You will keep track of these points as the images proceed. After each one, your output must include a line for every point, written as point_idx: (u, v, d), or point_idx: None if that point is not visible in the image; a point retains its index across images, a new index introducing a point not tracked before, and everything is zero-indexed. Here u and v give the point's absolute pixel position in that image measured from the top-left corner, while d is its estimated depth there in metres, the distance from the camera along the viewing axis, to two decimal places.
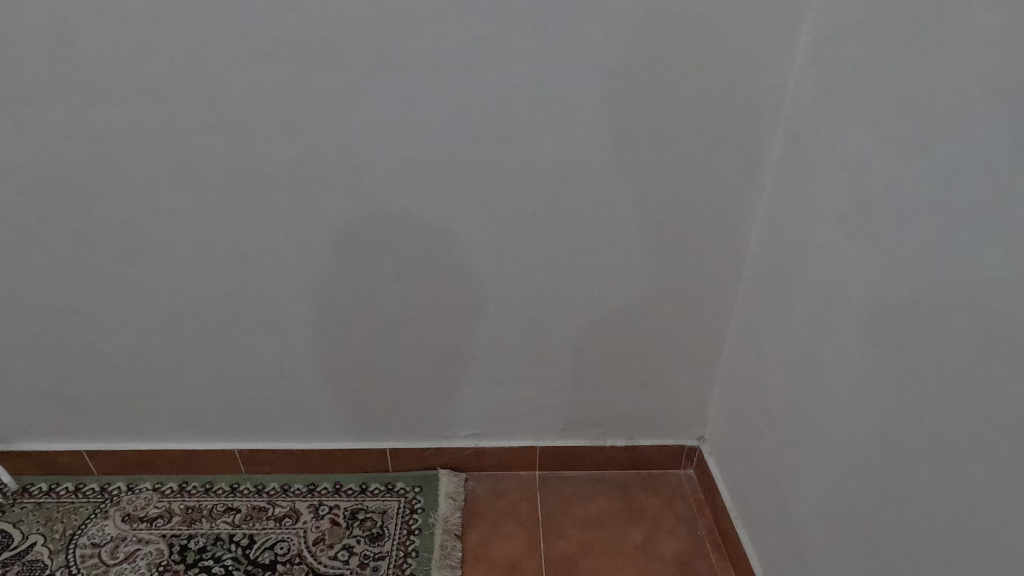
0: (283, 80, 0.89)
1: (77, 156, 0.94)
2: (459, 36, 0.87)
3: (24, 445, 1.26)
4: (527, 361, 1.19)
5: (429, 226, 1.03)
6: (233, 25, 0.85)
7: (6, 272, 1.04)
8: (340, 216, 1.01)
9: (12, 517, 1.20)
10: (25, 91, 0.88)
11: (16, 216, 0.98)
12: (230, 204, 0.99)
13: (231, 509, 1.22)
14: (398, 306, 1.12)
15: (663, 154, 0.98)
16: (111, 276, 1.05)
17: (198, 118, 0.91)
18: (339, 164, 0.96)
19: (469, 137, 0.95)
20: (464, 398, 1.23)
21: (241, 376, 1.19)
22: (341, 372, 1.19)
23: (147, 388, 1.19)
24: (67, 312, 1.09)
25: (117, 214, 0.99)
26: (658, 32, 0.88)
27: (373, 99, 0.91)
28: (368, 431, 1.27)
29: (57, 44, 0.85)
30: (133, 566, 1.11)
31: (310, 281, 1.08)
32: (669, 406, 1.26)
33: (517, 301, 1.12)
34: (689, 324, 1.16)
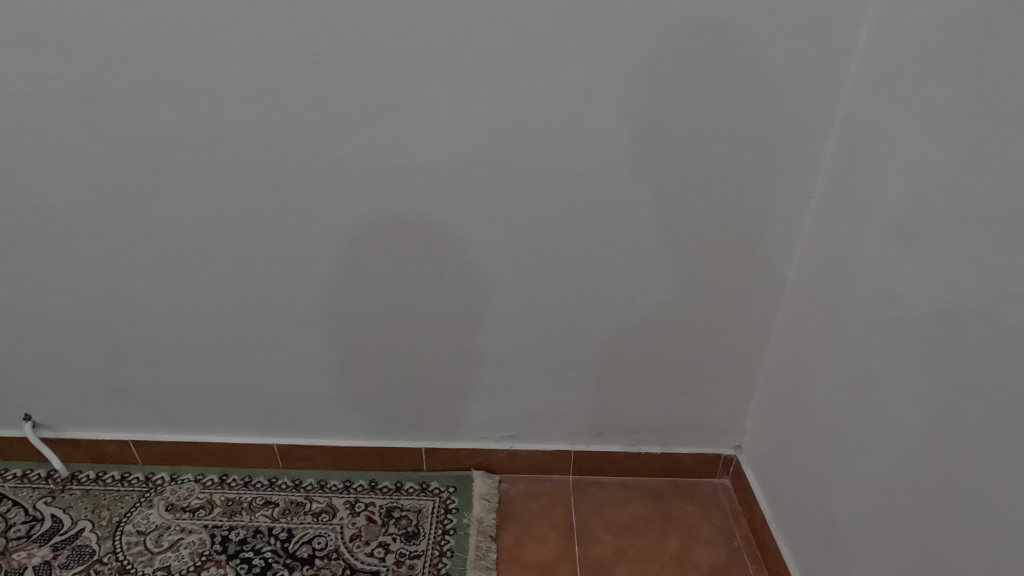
0: (336, 82, 0.90)
1: (137, 155, 0.96)
2: (511, 37, 0.87)
3: (73, 434, 1.30)
4: (564, 365, 1.19)
5: (472, 227, 1.04)
6: (289, 24, 0.86)
7: (64, 266, 1.08)
8: (386, 217, 1.03)
9: (62, 502, 1.24)
10: (90, 92, 0.91)
11: (76, 212, 1.02)
12: (280, 203, 1.01)
13: (270, 502, 1.24)
14: (439, 307, 1.13)
15: (709, 159, 0.98)
16: (163, 272, 1.08)
17: (252, 117, 0.93)
18: (386, 164, 0.97)
19: (516, 140, 0.96)
20: (500, 399, 1.24)
21: (284, 373, 1.21)
22: (380, 371, 1.21)
23: (192, 381, 1.22)
24: (120, 306, 1.13)
25: (171, 211, 1.02)
26: (711, 37, 0.88)
27: (423, 101, 0.92)
28: (404, 430, 1.29)
29: (122, 46, 0.88)
30: (177, 554, 1.13)
31: (354, 280, 1.10)
32: (706, 414, 1.25)
33: (556, 303, 1.12)
34: (730, 332, 1.15)
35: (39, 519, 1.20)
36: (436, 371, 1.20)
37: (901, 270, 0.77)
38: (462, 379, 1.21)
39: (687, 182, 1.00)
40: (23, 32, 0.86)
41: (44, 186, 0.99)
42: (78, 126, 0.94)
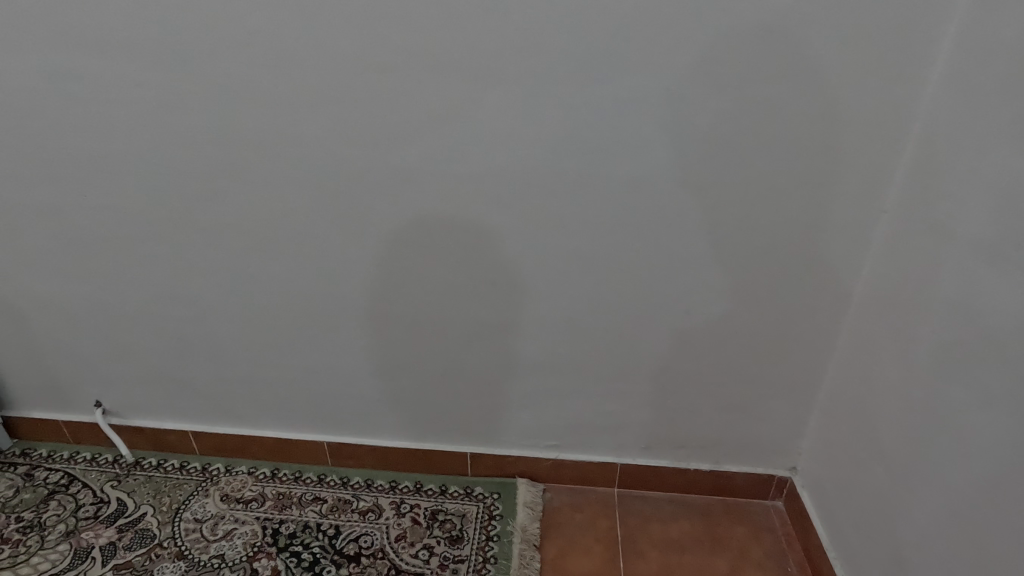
0: (400, 89, 0.92)
1: (209, 158, 1.01)
2: (575, 44, 0.87)
3: (138, 422, 1.37)
4: (613, 376, 1.18)
5: (527, 234, 1.04)
6: (359, 32, 0.89)
7: (138, 263, 1.14)
8: (443, 222, 1.04)
9: (126, 486, 1.30)
10: (170, 97, 0.96)
11: (152, 211, 1.07)
12: (340, 206, 1.04)
13: (318, 498, 1.27)
14: (490, 313, 1.13)
15: (774, 171, 0.95)
16: (228, 271, 1.13)
17: (318, 123, 0.96)
18: (444, 170, 0.99)
19: (574, 149, 0.96)
20: (547, 408, 1.23)
21: (336, 373, 1.24)
22: (429, 374, 1.22)
23: (250, 376, 1.26)
24: (187, 302, 1.18)
25: (238, 213, 1.06)
26: (780, 44, 0.85)
27: (484, 109, 0.93)
28: (450, 434, 1.29)
29: (200, 55, 0.92)
30: (231, 544, 1.17)
31: (409, 283, 1.12)
32: (760, 432, 1.21)
33: (609, 313, 1.11)
34: (790, 348, 1.11)
35: (106, 501, 1.26)
36: (484, 377, 1.21)
37: (984, 289, 0.73)
38: (509, 386, 1.21)
39: (749, 193, 0.97)
40: (114, 39, 0.92)
41: (124, 185, 1.05)
42: (158, 129, 0.99)
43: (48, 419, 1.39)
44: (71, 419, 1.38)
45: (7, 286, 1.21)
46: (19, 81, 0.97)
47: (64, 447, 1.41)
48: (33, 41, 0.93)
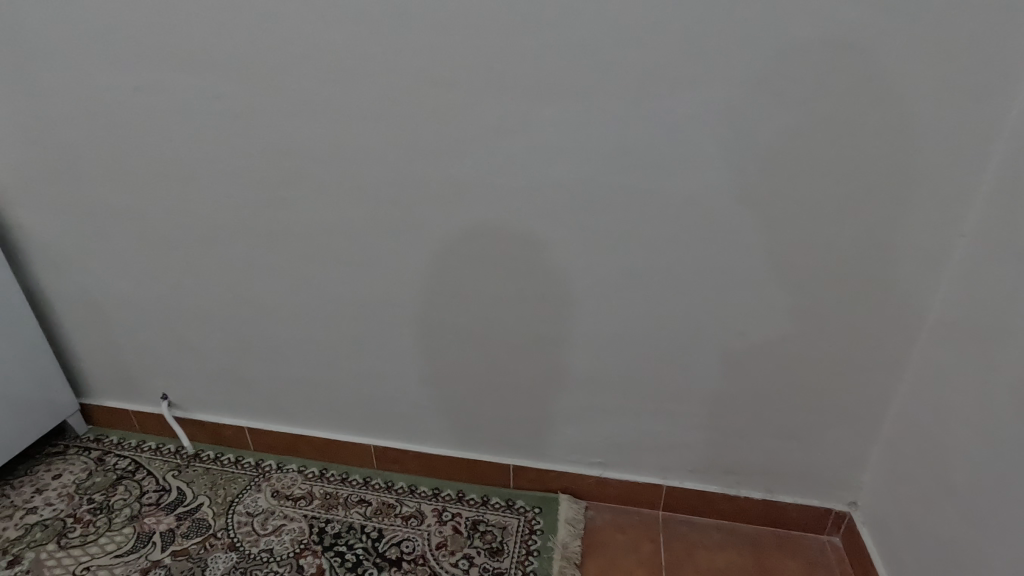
0: (459, 104, 0.95)
1: (276, 168, 1.06)
2: (636, 58, 0.87)
3: (199, 416, 1.44)
4: (662, 396, 1.15)
5: (578, 248, 1.04)
6: (423, 47, 0.91)
7: (208, 265, 1.20)
8: (495, 234, 1.05)
9: (186, 476, 1.37)
10: (243, 110, 1.02)
11: (223, 217, 1.14)
12: (398, 215, 1.07)
13: (363, 501, 1.30)
14: (539, 326, 1.13)
15: (839, 190, 0.91)
16: (288, 275, 1.18)
17: (379, 136, 1.00)
18: (499, 183, 1.00)
19: (630, 165, 0.95)
20: (592, 425, 1.22)
21: (385, 378, 1.27)
22: (475, 384, 1.23)
23: (304, 377, 1.31)
24: (249, 304, 1.24)
25: (301, 221, 1.11)
26: (850, 62, 0.83)
27: (540, 124, 0.94)
28: (493, 445, 1.30)
29: (272, 71, 0.97)
30: (280, 539, 1.21)
31: (460, 293, 1.13)
32: (816, 463, 1.15)
33: (659, 331, 1.09)
34: (852, 376, 1.05)
35: (167, 490, 1.33)
36: (530, 389, 1.21)
37: None
38: (555, 400, 1.21)
39: (812, 213, 0.94)
40: (198, 54, 0.98)
41: (199, 191, 1.12)
42: (230, 139, 1.05)
43: (119, 408, 1.48)
44: (140, 410, 1.47)
45: (91, 282, 1.30)
46: (112, 93, 1.05)
47: (132, 435, 1.50)
48: (127, 56, 1.00)
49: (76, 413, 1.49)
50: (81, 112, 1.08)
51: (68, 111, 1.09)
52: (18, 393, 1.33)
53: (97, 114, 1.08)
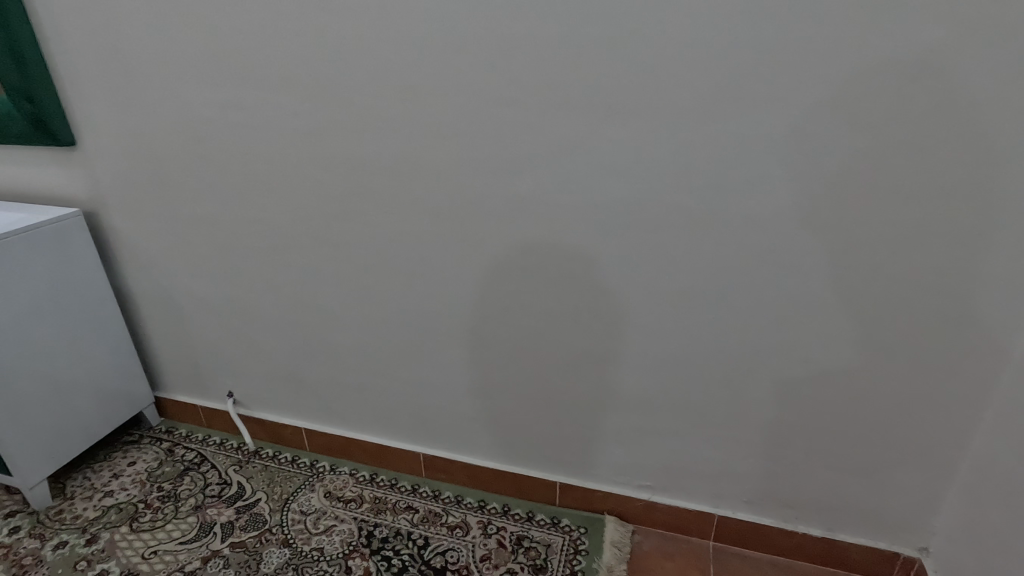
0: (521, 123, 0.97)
1: (344, 182, 1.12)
2: (700, 79, 0.87)
3: (260, 414, 1.51)
4: (716, 421, 1.12)
5: (634, 267, 1.03)
6: (489, 69, 0.94)
7: (277, 271, 1.27)
8: (551, 251, 1.06)
9: (246, 472, 1.44)
10: (317, 126, 1.08)
11: (293, 227, 1.20)
12: (457, 230, 1.10)
13: (411, 507, 1.32)
14: (591, 344, 1.13)
15: (914, 216, 0.87)
16: (350, 283, 1.23)
17: (442, 152, 1.03)
18: (556, 200, 1.01)
19: (689, 185, 0.94)
20: (642, 447, 1.20)
21: (437, 388, 1.29)
22: (525, 398, 1.24)
23: (359, 383, 1.35)
24: (312, 310, 1.30)
25: (364, 232, 1.16)
26: (928, 83, 0.80)
27: (600, 143, 0.95)
28: (541, 461, 1.30)
29: (346, 90, 1.03)
30: (330, 539, 1.25)
31: (513, 307, 1.15)
32: (883, 503, 1.09)
33: (715, 355, 1.06)
34: (925, 412, 0.99)
35: (229, 483, 1.39)
36: (580, 407, 1.20)
37: None
38: (604, 419, 1.20)
39: (883, 238, 0.90)
40: (280, 75, 1.05)
41: (273, 201, 1.19)
42: (304, 153, 1.11)
43: (189, 403, 1.57)
44: (207, 406, 1.55)
45: (172, 284, 1.40)
46: (202, 110, 1.14)
47: (199, 429, 1.59)
48: (217, 77, 1.09)
49: (150, 406, 1.59)
50: (174, 127, 1.18)
51: (163, 126, 1.19)
52: (103, 384, 1.44)
53: (188, 129, 1.17)
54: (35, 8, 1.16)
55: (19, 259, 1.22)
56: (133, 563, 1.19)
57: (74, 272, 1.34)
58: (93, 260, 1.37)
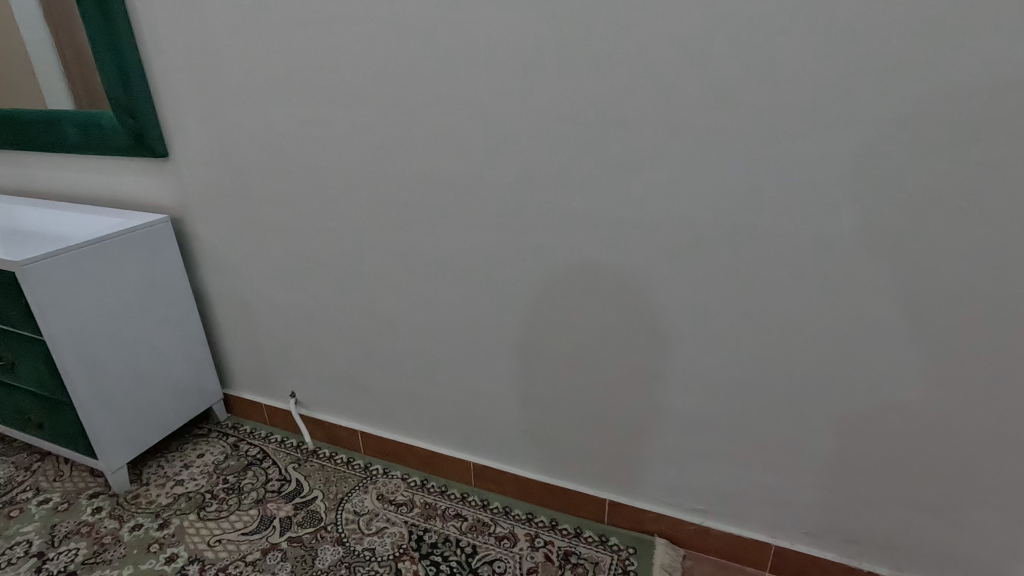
0: (583, 140, 0.99)
1: (409, 194, 1.17)
2: (768, 98, 0.86)
3: (319, 415, 1.57)
4: (776, 447, 1.09)
5: (694, 285, 1.02)
6: (553, 89, 0.97)
7: (342, 278, 1.33)
8: (608, 267, 1.07)
9: (304, 470, 1.50)
10: (387, 141, 1.13)
11: (359, 236, 1.26)
12: (516, 243, 1.12)
13: (460, 515, 1.34)
14: (647, 361, 1.12)
15: (997, 241, 0.83)
16: (410, 292, 1.27)
17: (505, 168, 1.06)
18: (615, 217, 1.02)
19: (753, 204, 0.93)
20: (696, 469, 1.18)
21: (489, 398, 1.31)
22: (577, 413, 1.24)
23: (415, 389, 1.39)
24: (373, 316, 1.35)
25: (426, 243, 1.20)
26: (1014, 103, 0.76)
27: (661, 161, 0.96)
28: (590, 477, 1.29)
29: (416, 107, 1.08)
30: (381, 541, 1.28)
31: (568, 321, 1.16)
32: (958, 544, 1.02)
33: (777, 378, 1.03)
34: (1008, 450, 0.93)
35: (288, 480, 1.46)
36: (632, 425, 1.19)
37: None
38: (657, 438, 1.18)
39: (963, 263, 0.86)
40: (356, 94, 1.11)
41: (342, 212, 1.25)
42: (373, 167, 1.17)
43: (254, 401, 1.66)
44: (271, 405, 1.63)
45: (245, 287, 1.49)
46: (282, 125, 1.22)
47: (262, 427, 1.67)
48: (298, 94, 1.17)
49: (219, 402, 1.69)
50: (256, 141, 1.27)
51: (246, 141, 1.28)
52: (178, 379, 1.54)
53: (269, 143, 1.25)
54: (142, 34, 1.28)
55: (116, 260, 1.34)
56: (200, 549, 1.26)
57: (161, 273, 1.45)
58: (176, 263, 1.48)
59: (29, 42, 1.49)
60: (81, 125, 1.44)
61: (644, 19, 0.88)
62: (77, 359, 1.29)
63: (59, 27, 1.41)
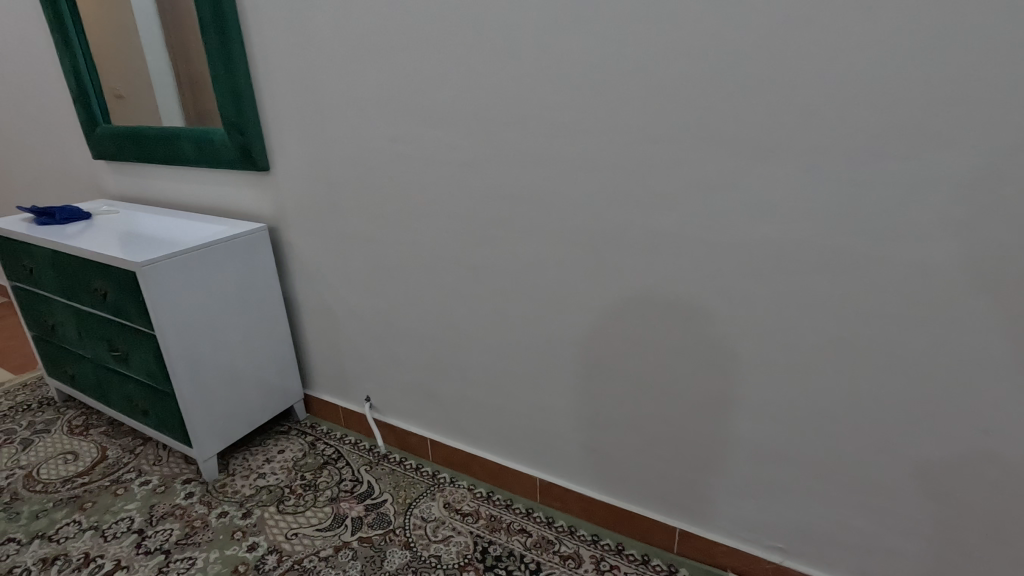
0: (667, 160, 0.98)
1: (489, 210, 1.20)
2: (870, 119, 0.83)
3: (391, 421, 1.62)
4: (866, 487, 1.02)
5: (780, 310, 0.98)
6: (639, 109, 0.98)
7: (421, 288, 1.38)
8: (688, 288, 1.05)
9: (375, 473, 1.55)
10: (471, 159, 1.17)
11: (440, 249, 1.31)
12: (593, 261, 1.12)
13: (524, 530, 1.34)
14: (726, 387, 1.08)
15: None
16: (486, 305, 1.30)
17: (586, 187, 1.08)
18: (698, 238, 1.00)
19: (848, 228, 0.89)
20: (775, 504, 1.12)
21: (559, 414, 1.31)
22: (649, 435, 1.21)
23: (485, 401, 1.41)
24: (448, 327, 1.39)
25: (504, 257, 1.23)
26: None
27: (749, 182, 0.93)
28: (660, 503, 1.26)
29: (501, 126, 1.11)
30: (448, 549, 1.30)
31: (643, 341, 1.14)
32: None
33: (870, 412, 0.97)
34: None
35: (360, 481, 1.51)
36: (707, 452, 1.15)
37: None
38: (734, 468, 1.14)
39: None
40: (445, 114, 1.17)
41: (426, 226, 1.30)
42: (457, 183, 1.22)
43: (332, 403, 1.74)
44: (347, 407, 1.71)
45: (330, 294, 1.57)
46: (374, 143, 1.29)
47: (338, 428, 1.75)
48: (390, 113, 1.23)
49: (300, 401, 1.78)
50: (349, 158, 1.35)
51: (340, 157, 1.36)
52: (266, 377, 1.64)
53: (361, 159, 1.33)
54: (254, 59, 1.40)
55: (219, 264, 1.45)
56: (278, 541, 1.33)
57: (257, 278, 1.56)
58: (270, 269, 1.59)
59: (154, 67, 1.66)
60: (196, 141, 1.58)
61: (738, 40, 0.87)
62: (181, 353, 1.41)
63: (181, 53, 1.56)
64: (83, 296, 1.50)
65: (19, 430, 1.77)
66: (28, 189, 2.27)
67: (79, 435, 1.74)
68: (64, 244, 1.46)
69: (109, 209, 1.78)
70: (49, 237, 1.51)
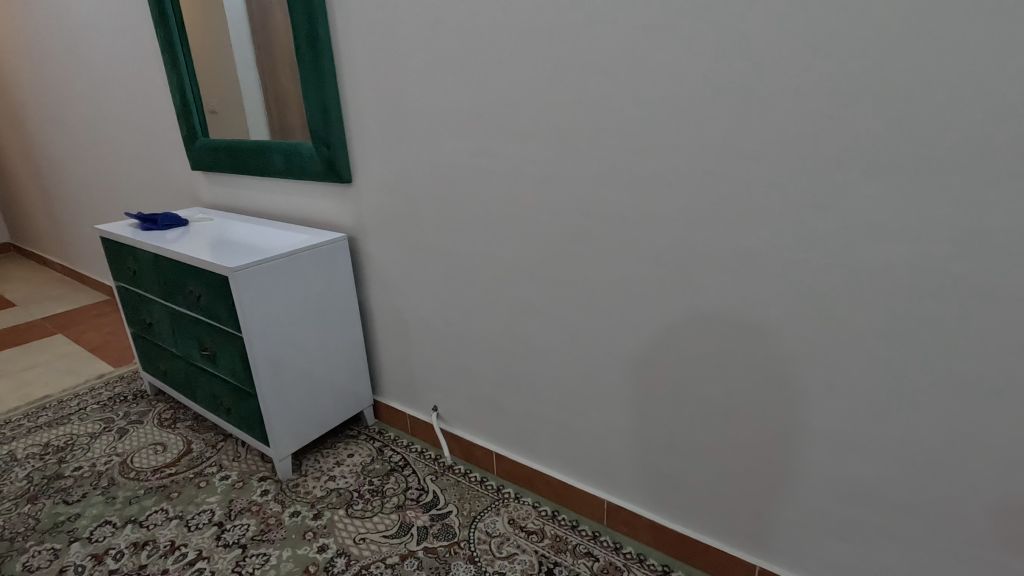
0: (759, 177, 0.94)
1: (567, 226, 1.19)
2: (1001, 132, 0.75)
3: (457, 431, 1.63)
4: (978, 540, 0.92)
5: (884, 339, 0.90)
6: (730, 124, 0.94)
7: (494, 301, 1.39)
8: (776, 312, 0.99)
9: (441, 483, 1.55)
10: (551, 174, 1.17)
11: (515, 263, 1.31)
12: (674, 280, 1.08)
13: (591, 554, 1.30)
14: (816, 419, 1.01)
15: None
16: (559, 320, 1.29)
17: (668, 204, 1.04)
18: (790, 260, 0.95)
19: (964, 254, 0.81)
20: (868, 549, 1.03)
21: (631, 435, 1.27)
22: (728, 465, 1.15)
23: (554, 417, 1.39)
24: (519, 341, 1.38)
25: (579, 273, 1.21)
26: None
27: (849, 201, 0.87)
28: (737, 538, 1.19)
29: (582, 141, 1.11)
30: (512, 566, 1.28)
31: (725, 366, 1.08)
32: None
33: (985, 458, 0.88)
34: None
35: (426, 490, 1.52)
36: (793, 487, 1.08)
37: None
38: (822, 507, 1.05)
39: None
40: (526, 129, 1.17)
41: (502, 240, 1.31)
42: (535, 198, 1.22)
43: (400, 411, 1.77)
44: (414, 416, 1.73)
45: (403, 304, 1.61)
46: (453, 157, 1.31)
47: (405, 435, 1.77)
48: (471, 129, 1.25)
49: (370, 407, 1.82)
50: (429, 171, 1.37)
51: (420, 170, 1.39)
52: (339, 382, 1.69)
53: (440, 173, 1.35)
54: (342, 76, 1.47)
55: (301, 271, 1.51)
56: (347, 544, 1.36)
57: (335, 285, 1.61)
58: (347, 278, 1.64)
59: (248, 84, 1.76)
60: (285, 154, 1.67)
61: (847, 49, 0.82)
62: (263, 355, 1.47)
63: (272, 70, 1.64)
64: (179, 297, 1.61)
65: (116, 420, 1.91)
66: (135, 197, 2.46)
67: (168, 427, 1.86)
68: (165, 248, 1.57)
69: (204, 216, 1.91)
70: (152, 242, 1.63)
